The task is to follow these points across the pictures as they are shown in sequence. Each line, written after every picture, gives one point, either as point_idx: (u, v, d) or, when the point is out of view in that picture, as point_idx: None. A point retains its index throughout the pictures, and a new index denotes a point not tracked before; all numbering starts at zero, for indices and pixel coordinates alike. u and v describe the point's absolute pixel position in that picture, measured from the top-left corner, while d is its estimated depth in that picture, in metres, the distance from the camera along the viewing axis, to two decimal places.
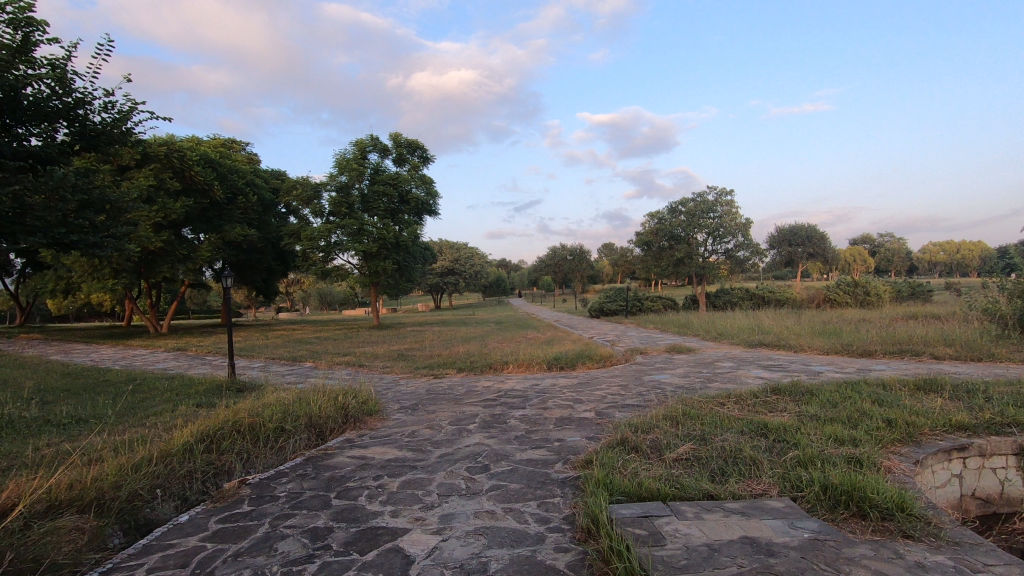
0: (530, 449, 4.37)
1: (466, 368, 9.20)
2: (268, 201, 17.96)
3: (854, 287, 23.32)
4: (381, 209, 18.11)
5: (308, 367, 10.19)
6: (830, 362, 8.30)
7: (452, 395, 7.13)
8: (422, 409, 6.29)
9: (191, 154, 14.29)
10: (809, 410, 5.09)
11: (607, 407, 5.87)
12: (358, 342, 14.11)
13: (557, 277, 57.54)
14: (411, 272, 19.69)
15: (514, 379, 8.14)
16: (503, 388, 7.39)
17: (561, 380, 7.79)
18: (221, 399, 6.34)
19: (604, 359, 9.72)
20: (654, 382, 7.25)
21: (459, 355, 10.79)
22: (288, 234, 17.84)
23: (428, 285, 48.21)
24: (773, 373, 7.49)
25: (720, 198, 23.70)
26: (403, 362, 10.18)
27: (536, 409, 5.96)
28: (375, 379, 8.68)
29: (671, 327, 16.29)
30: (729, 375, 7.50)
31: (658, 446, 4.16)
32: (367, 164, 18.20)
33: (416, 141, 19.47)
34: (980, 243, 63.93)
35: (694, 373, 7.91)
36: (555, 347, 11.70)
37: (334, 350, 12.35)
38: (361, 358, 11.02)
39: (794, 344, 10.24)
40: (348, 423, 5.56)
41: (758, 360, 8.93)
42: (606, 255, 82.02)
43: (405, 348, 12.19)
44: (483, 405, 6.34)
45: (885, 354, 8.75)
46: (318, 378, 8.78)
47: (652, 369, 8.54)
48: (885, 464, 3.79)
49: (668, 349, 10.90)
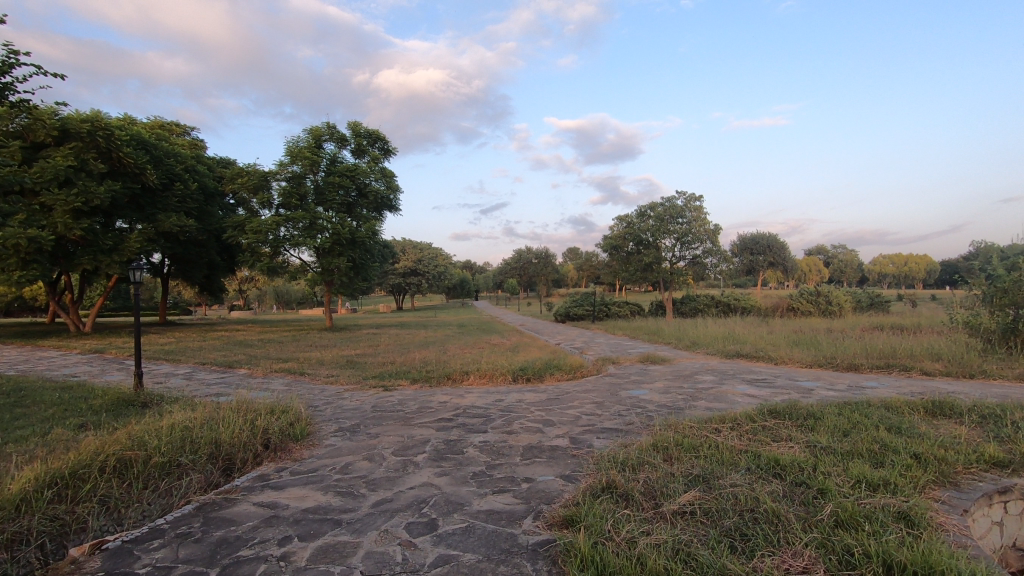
0: (492, 495, 3.44)
1: (421, 379, 8.19)
2: (211, 189, 16.48)
3: (817, 296, 23.35)
4: (337, 202, 16.89)
5: (241, 375, 8.97)
6: (817, 378, 7.66)
7: (401, 413, 6.10)
8: (364, 432, 5.26)
9: (119, 133, 12.79)
10: (821, 440, 4.32)
11: (583, 431, 4.99)
12: (305, 346, 12.89)
13: (522, 280, 56.73)
14: (367, 272, 18.48)
15: (475, 393, 7.18)
16: (461, 405, 6.41)
17: (527, 396, 6.88)
18: (113, 418, 5.14)
19: (574, 369, 8.88)
20: (633, 400, 6.41)
21: (415, 362, 9.75)
22: (231, 226, 16.39)
23: (389, 285, 46.69)
24: (761, 391, 6.79)
25: (689, 202, 23.31)
26: (350, 371, 9.08)
27: (499, 433, 5.02)
28: (313, 391, 7.55)
29: (641, 334, 15.62)
30: (715, 392, 6.73)
31: (653, 492, 3.29)
32: (323, 153, 16.91)
33: (376, 132, 18.35)
34: (926, 256, 66.62)
35: (676, 389, 7.10)
36: (520, 355, 10.79)
37: (275, 355, 11.13)
38: (305, 364, 9.85)
39: (775, 356, 9.59)
40: (268, 452, 4.52)
41: (740, 374, 8.22)
42: (571, 258, 81.76)
43: (355, 354, 11.04)
44: (437, 426, 5.39)
45: (873, 369, 8.17)
46: (248, 390, 7.59)
47: (628, 383, 7.73)
48: (936, 519, 3.01)
49: (643, 359, 10.13)
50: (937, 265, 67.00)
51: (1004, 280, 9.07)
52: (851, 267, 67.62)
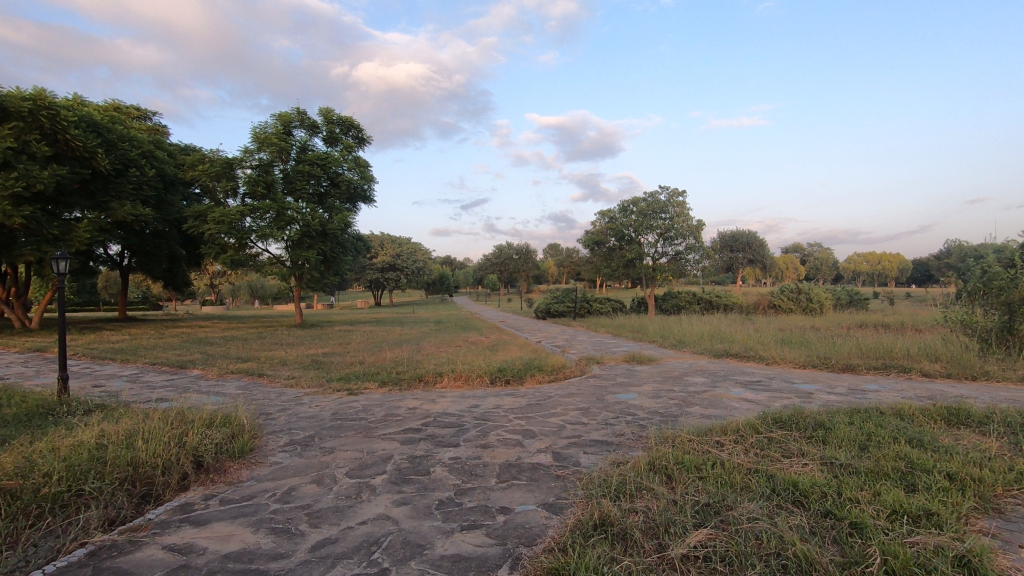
0: (460, 533, 2.83)
1: (390, 382, 7.51)
2: (170, 177, 15.51)
3: (798, 293, 23.21)
4: (307, 192, 16.05)
5: (192, 377, 8.19)
6: (813, 380, 7.19)
7: (364, 422, 5.43)
8: (317, 446, 4.58)
9: (66, 114, 11.81)
10: (838, 457, 3.78)
11: (568, 445, 4.39)
12: (270, 344, 12.07)
13: (503, 276, 56.13)
14: (340, 266, 17.63)
15: (450, 398, 6.54)
16: (432, 412, 5.77)
17: (505, 401, 6.25)
18: (19, 431, 4.39)
19: (557, 370, 8.28)
20: (621, 406, 5.84)
21: (385, 363, 9.05)
22: (192, 215, 15.42)
23: (367, 281, 45.67)
24: (757, 395, 6.29)
25: (672, 197, 22.88)
26: (314, 372, 8.36)
27: (472, 448, 4.39)
28: (269, 397, 6.83)
29: (624, 331, 15.13)
30: (709, 397, 6.19)
31: (656, 529, 2.71)
32: (292, 140, 16.03)
33: (350, 119, 17.53)
34: (898, 255, 67.86)
35: (666, 393, 6.55)
36: (500, 354, 10.18)
37: (235, 354, 10.35)
38: (265, 365, 9.09)
39: (767, 356, 9.14)
40: (199, 472, 3.85)
41: (733, 375, 7.72)
42: (552, 254, 81.41)
43: (322, 353, 10.30)
44: (402, 438, 4.73)
45: (870, 370, 7.74)
46: (196, 395, 6.84)
47: (614, 386, 7.16)
48: (999, 563, 2.47)
49: (628, 359, 9.59)
50: (909, 263, 68.27)
51: (1000, 277, 8.73)
52: (827, 265, 68.53)
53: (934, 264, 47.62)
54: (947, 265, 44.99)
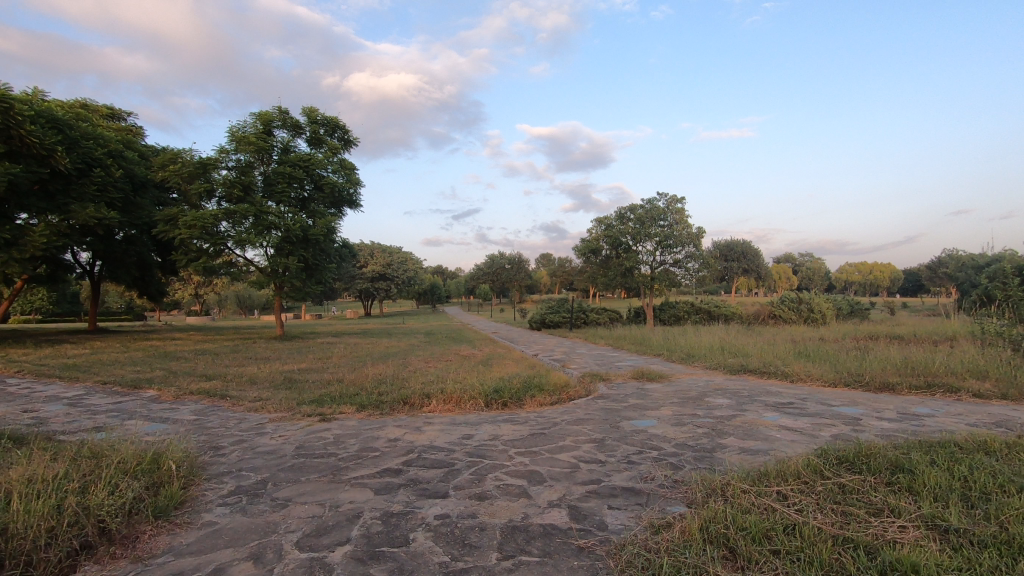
0: None
1: (370, 404, 6.54)
2: (140, 179, 14.48)
3: (798, 303, 22.56)
4: (288, 195, 15.06)
5: (145, 399, 7.16)
6: (853, 404, 6.29)
7: (332, 460, 4.46)
8: (267, 496, 3.60)
9: (21, 108, 10.75)
10: (945, 519, 2.89)
11: (587, 496, 3.44)
12: (243, 359, 11.05)
13: (495, 286, 55.36)
14: (323, 274, 16.63)
15: (438, 426, 5.57)
16: (417, 446, 4.81)
17: (503, 431, 5.29)
18: None
19: (560, 390, 7.36)
20: (641, 436, 4.93)
21: (367, 381, 8.07)
22: (163, 219, 14.33)
23: (357, 290, 44.68)
24: (796, 422, 5.42)
25: (670, 203, 22.15)
26: (284, 393, 7.35)
27: (467, 499, 3.43)
28: (226, 425, 5.81)
29: (625, 344, 14.24)
30: (741, 425, 5.28)
31: None
32: (273, 140, 15.09)
33: (335, 120, 16.67)
34: (890, 265, 67.91)
35: (690, 419, 5.63)
36: (495, 370, 9.25)
37: (202, 371, 9.34)
38: (231, 384, 8.08)
39: (790, 373, 8.26)
40: (96, 544, 2.85)
41: (759, 397, 6.82)
42: (545, 264, 80.91)
43: (298, 370, 9.28)
44: (377, 485, 3.77)
45: (912, 390, 6.87)
46: (139, 423, 5.81)
47: (628, 409, 6.26)
48: None
49: (636, 376, 8.68)
50: (900, 273, 68.28)
51: None
52: (819, 274, 68.42)
53: (927, 273, 47.49)
54: (941, 274, 44.75)
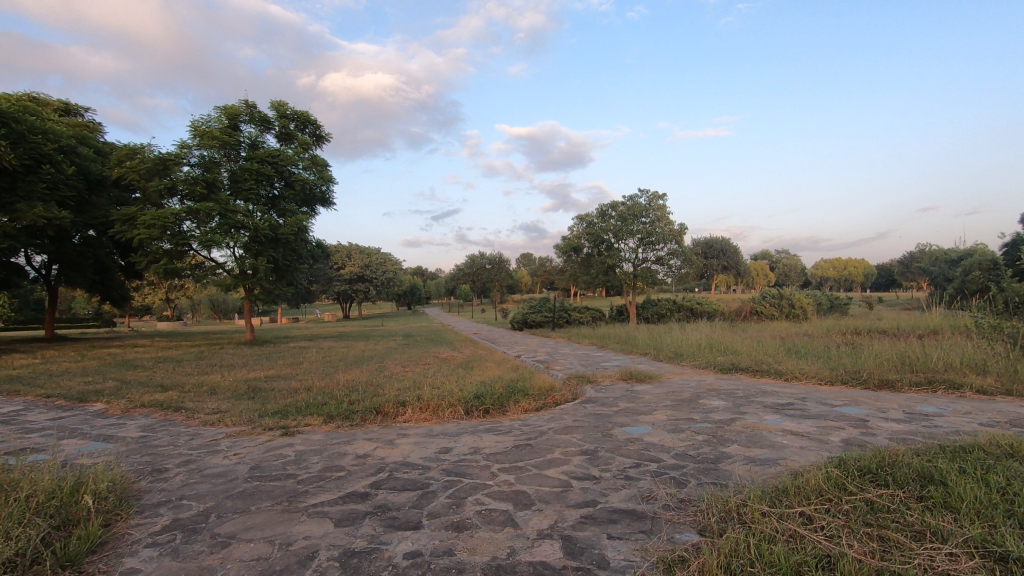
0: None
1: (339, 415, 5.98)
2: (95, 176, 13.59)
3: (779, 299, 22.52)
4: (255, 193, 14.33)
5: (89, 414, 6.49)
6: (855, 404, 5.93)
7: (290, 483, 3.90)
8: (208, 533, 3.04)
9: None
10: (1001, 545, 2.48)
11: (582, 523, 2.97)
12: (206, 366, 10.35)
13: (476, 286, 54.76)
14: (294, 275, 15.94)
15: (413, 439, 5.05)
16: (388, 464, 4.28)
17: (485, 443, 4.80)
18: None
19: (546, 395, 6.88)
20: (637, 446, 4.49)
21: (338, 389, 7.49)
22: (120, 219, 13.47)
23: (335, 292, 43.72)
24: (801, 425, 5.04)
25: (652, 200, 21.86)
26: (246, 404, 6.73)
27: (443, 532, 2.93)
28: (175, 443, 5.20)
29: (610, 343, 13.81)
30: (743, 430, 4.87)
31: None
32: (240, 135, 14.38)
33: (306, 115, 16.01)
34: (864, 261, 69.03)
35: (687, 424, 5.20)
36: (476, 373, 8.74)
37: (159, 381, 8.64)
38: (188, 395, 7.43)
39: (783, 371, 7.91)
40: None
41: (756, 398, 6.44)
42: (526, 264, 80.44)
43: (264, 379, 8.63)
44: (339, 515, 3.24)
45: (913, 388, 6.55)
46: (77, 442, 5.18)
47: (619, 414, 5.82)
48: None
49: (625, 377, 8.24)
50: (874, 269, 69.45)
51: None
52: (796, 271, 69.30)
53: (900, 268, 48.27)
54: (915, 268, 45.50)
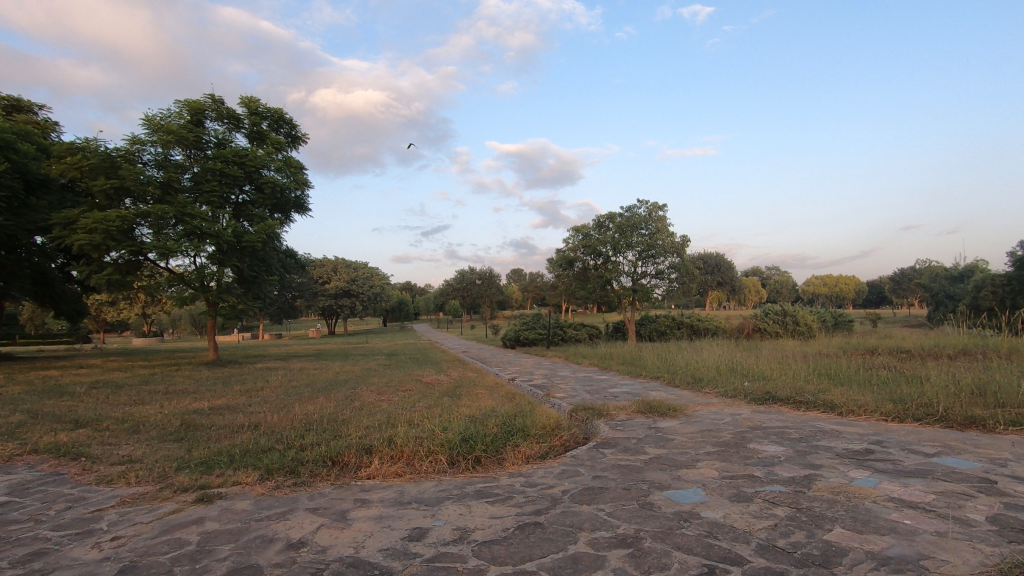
0: None
1: (282, 469, 4.49)
2: (34, 175, 12.09)
3: (783, 315, 21.40)
4: (218, 196, 12.87)
5: None
6: (955, 452, 4.57)
7: None
8: None
9: None
10: None
11: None
12: (146, 394, 8.81)
13: (465, 302, 53.34)
14: (263, 288, 14.41)
15: (374, 512, 3.58)
16: (328, 565, 2.80)
17: (477, 520, 3.35)
18: None
19: (552, 436, 5.44)
20: (700, 531, 3.05)
21: (290, 426, 5.98)
22: (61, 223, 11.97)
23: (320, 308, 42.07)
24: (910, 489, 3.66)
25: (652, 211, 20.65)
26: (167, 450, 5.21)
27: None
28: (38, 518, 3.68)
29: (613, 365, 12.41)
30: (838, 500, 3.47)
31: None
32: (204, 133, 12.99)
33: (281, 112, 14.66)
34: (854, 279, 68.68)
35: (752, 488, 3.80)
36: (463, 404, 7.28)
37: (77, 414, 7.07)
38: (101, 435, 5.88)
39: (834, 403, 6.56)
40: None
41: (819, 441, 5.08)
42: (516, 279, 79.25)
43: (206, 411, 7.09)
44: None
45: (1011, 428, 5.21)
46: None
47: (652, 468, 4.40)
48: None
49: (643, 410, 6.81)
50: (864, 287, 69.10)
51: None
52: (787, 287, 68.77)
53: (892, 284, 47.73)
54: (909, 284, 44.96)
